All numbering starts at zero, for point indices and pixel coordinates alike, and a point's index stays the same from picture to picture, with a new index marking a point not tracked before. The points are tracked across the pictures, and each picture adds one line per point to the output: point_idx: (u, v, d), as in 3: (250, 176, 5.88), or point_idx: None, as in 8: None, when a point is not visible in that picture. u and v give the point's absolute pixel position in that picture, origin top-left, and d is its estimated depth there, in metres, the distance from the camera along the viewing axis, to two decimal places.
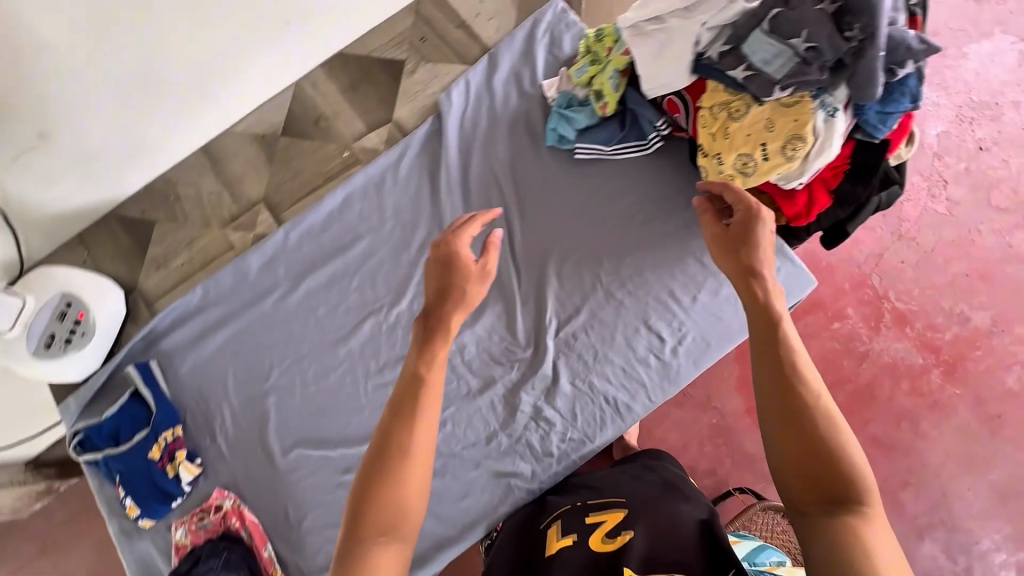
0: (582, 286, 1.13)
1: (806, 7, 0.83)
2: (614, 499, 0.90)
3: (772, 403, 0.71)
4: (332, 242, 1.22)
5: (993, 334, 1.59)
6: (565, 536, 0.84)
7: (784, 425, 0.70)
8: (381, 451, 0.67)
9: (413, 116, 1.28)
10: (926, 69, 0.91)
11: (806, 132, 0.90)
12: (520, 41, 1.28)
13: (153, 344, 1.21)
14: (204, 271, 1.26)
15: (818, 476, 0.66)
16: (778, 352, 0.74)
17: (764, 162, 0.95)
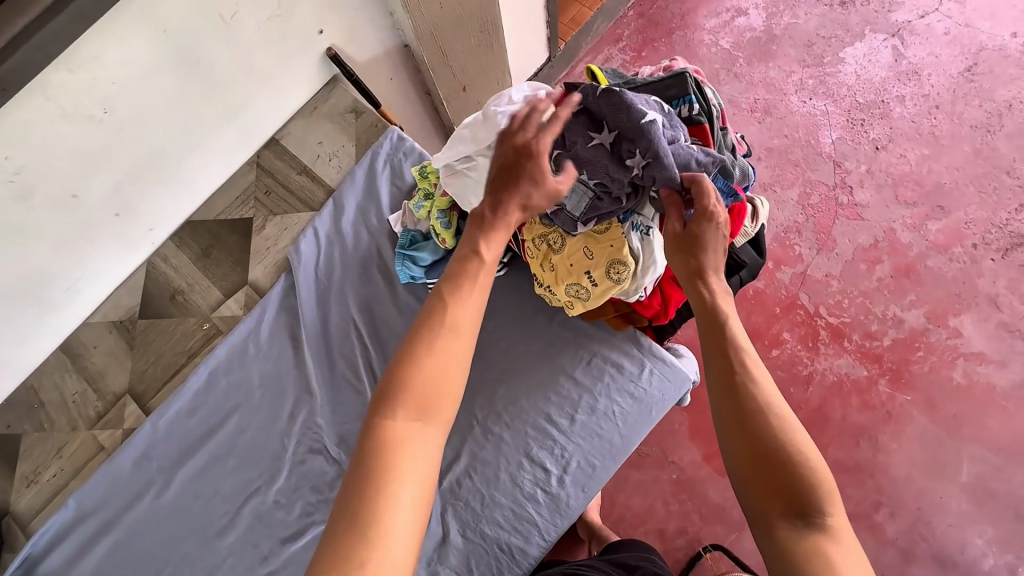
0: (456, 427, 1.09)
1: (580, 147, 0.84)
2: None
3: (723, 400, 0.69)
4: (201, 425, 1.18)
5: (929, 332, 1.61)
6: None
7: (736, 420, 0.67)
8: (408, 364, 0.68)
9: (267, 274, 1.26)
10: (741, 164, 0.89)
11: (624, 255, 0.89)
12: (361, 178, 1.27)
13: (30, 572, 1.13)
14: (77, 479, 1.21)
15: (774, 484, 0.62)
16: (731, 344, 0.72)
17: (595, 287, 0.93)
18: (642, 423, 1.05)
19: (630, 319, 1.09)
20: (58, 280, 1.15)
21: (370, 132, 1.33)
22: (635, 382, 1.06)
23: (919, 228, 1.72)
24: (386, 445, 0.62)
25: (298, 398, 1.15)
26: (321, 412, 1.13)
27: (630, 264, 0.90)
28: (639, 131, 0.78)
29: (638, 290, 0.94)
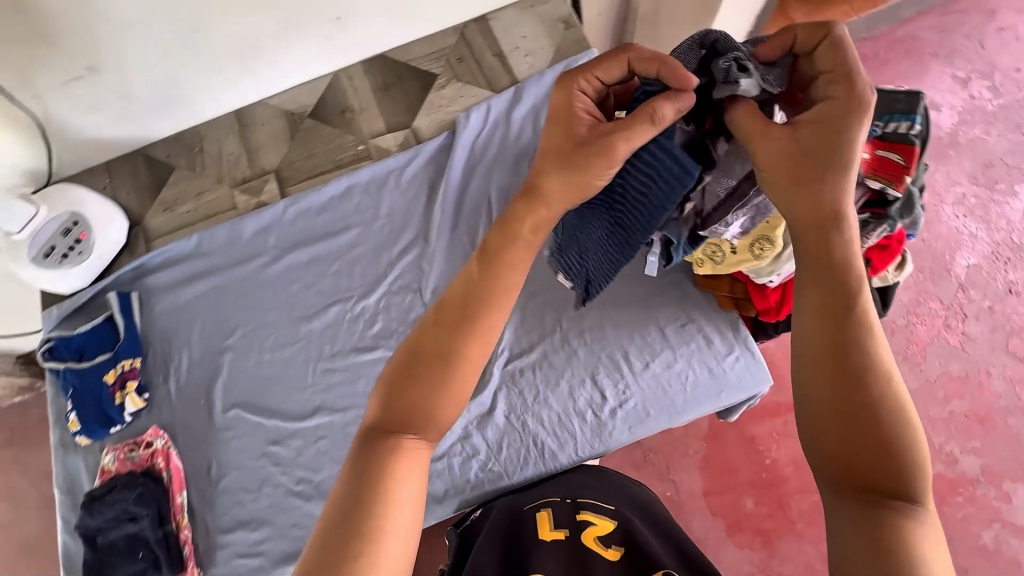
0: (541, 325, 1.15)
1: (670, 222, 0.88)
2: (605, 505, 0.93)
3: (818, 378, 0.60)
4: (324, 225, 1.28)
5: (978, 485, 1.44)
6: (558, 530, 0.86)
7: (835, 399, 0.58)
8: (400, 388, 0.62)
9: (431, 128, 1.34)
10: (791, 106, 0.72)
11: (776, 236, 0.88)
12: (548, 80, 1.33)
13: (140, 278, 1.28)
14: (204, 222, 1.33)
15: (862, 466, 0.56)
16: (843, 319, 0.61)
17: (732, 255, 0.96)
18: (707, 400, 1.09)
19: (738, 305, 1.11)
20: (261, 52, 1.26)
21: (572, 46, 1.38)
22: (717, 361, 1.10)
23: (1020, 383, 1.51)
24: (386, 468, 0.59)
25: (417, 241, 1.25)
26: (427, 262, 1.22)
27: (778, 246, 0.90)
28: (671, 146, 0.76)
29: (771, 274, 0.95)
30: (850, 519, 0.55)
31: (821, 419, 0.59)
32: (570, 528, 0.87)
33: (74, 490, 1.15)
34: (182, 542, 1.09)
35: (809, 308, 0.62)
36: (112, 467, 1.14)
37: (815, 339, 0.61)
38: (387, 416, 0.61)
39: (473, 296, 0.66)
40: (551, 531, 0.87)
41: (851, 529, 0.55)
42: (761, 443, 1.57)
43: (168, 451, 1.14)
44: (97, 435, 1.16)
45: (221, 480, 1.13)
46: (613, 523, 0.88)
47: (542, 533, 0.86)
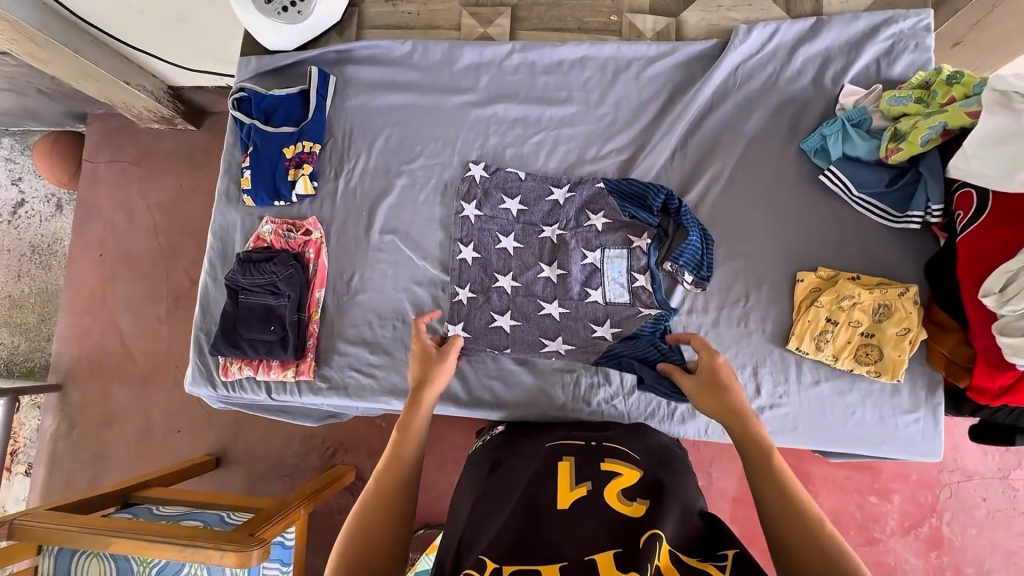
0: (725, 292, 1.05)
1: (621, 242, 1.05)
2: (625, 453, 0.83)
3: (790, 543, 0.64)
4: (542, 89, 1.15)
5: None
6: (579, 486, 0.73)
7: (811, 561, 0.61)
8: (358, 539, 0.69)
9: (699, 27, 1.15)
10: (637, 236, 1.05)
11: (917, 330, 0.95)
12: (860, 24, 1.08)
13: (342, 64, 1.21)
14: (420, 33, 1.22)
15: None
16: (783, 487, 0.68)
17: (886, 353, 0.97)
18: (857, 443, 1.00)
19: (948, 368, 0.97)
20: None
21: None
22: (892, 413, 1.00)
23: None
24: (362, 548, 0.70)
25: (630, 145, 1.12)
26: (636, 171, 1.10)
27: (918, 337, 0.96)
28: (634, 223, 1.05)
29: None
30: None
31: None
32: (593, 480, 0.75)
33: (225, 240, 1.17)
34: (308, 333, 1.11)
35: (753, 481, 0.71)
36: (268, 238, 1.14)
37: (775, 517, 0.66)
38: (359, 552, 0.68)
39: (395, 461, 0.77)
40: (570, 491, 0.73)
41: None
42: (814, 484, 1.47)
43: (320, 246, 1.13)
44: (261, 202, 1.16)
45: (358, 294, 1.13)
46: (638, 474, 0.77)
47: (560, 497, 0.72)
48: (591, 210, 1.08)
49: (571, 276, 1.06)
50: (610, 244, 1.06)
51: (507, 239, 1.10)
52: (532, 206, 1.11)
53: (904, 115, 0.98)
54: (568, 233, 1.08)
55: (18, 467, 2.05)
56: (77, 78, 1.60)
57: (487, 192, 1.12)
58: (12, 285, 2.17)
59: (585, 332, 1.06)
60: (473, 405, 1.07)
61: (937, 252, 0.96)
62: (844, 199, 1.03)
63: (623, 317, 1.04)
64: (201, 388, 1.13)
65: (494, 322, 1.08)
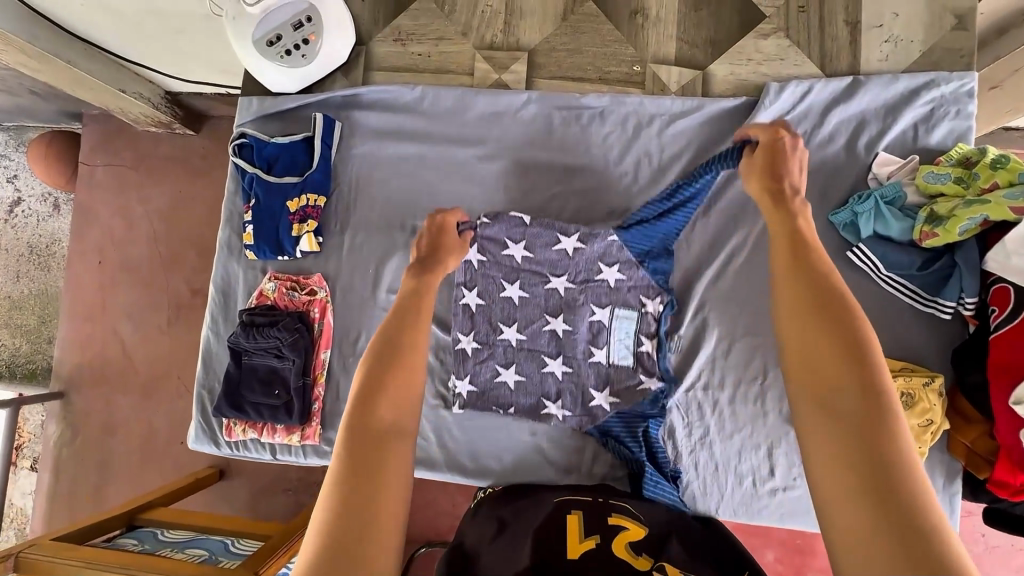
0: (742, 368, 1.02)
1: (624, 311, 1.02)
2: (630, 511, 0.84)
3: (821, 389, 0.57)
4: (559, 143, 1.09)
5: None
6: (589, 537, 0.73)
7: (844, 409, 0.55)
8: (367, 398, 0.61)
9: (728, 80, 1.08)
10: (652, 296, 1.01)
11: (939, 423, 0.93)
12: (898, 87, 1.02)
13: (348, 109, 1.15)
14: (431, 76, 1.15)
15: (860, 456, 0.52)
16: (833, 335, 0.60)
17: (908, 444, 0.94)
18: None
19: (969, 459, 0.94)
20: None
21: (949, 55, 1.03)
22: None
23: None
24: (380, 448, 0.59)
25: None
26: None
27: (939, 429, 0.93)
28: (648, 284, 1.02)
29: None
30: (845, 511, 0.50)
31: (835, 420, 0.55)
32: (602, 532, 0.75)
33: (227, 294, 1.14)
34: (313, 396, 1.08)
35: (803, 312, 0.63)
36: (270, 295, 1.10)
37: (816, 363, 0.59)
38: (361, 419, 0.60)
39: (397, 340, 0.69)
40: (579, 543, 0.72)
41: (849, 510, 0.50)
42: None
43: (325, 305, 1.10)
44: (264, 256, 1.12)
45: (364, 356, 1.09)
46: (644, 531, 0.78)
47: (571, 548, 0.71)
48: (602, 263, 1.03)
49: (574, 333, 1.04)
50: (620, 304, 1.02)
51: (512, 287, 1.05)
52: (540, 255, 1.04)
53: (941, 195, 0.94)
54: (575, 288, 1.04)
55: (25, 461, 2.02)
56: (71, 87, 1.53)
57: (494, 237, 1.05)
58: (12, 285, 2.09)
59: (583, 397, 1.03)
60: (480, 476, 1.05)
61: (966, 342, 0.93)
62: (873, 278, 0.99)
63: (624, 386, 1.02)
64: (204, 446, 1.11)
65: (496, 375, 1.05)
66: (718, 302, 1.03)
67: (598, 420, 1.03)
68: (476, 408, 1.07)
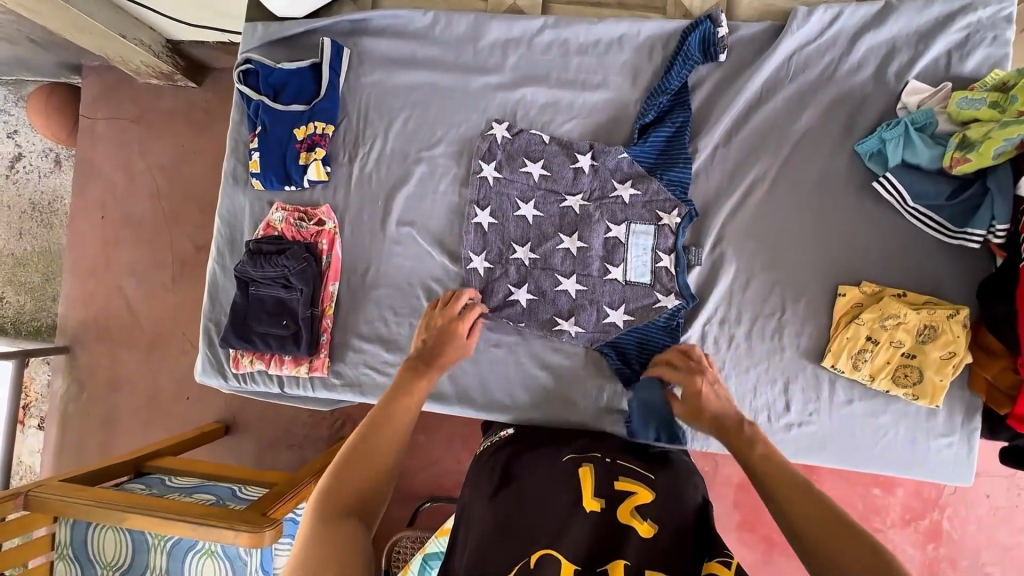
0: (760, 303, 1.00)
1: (638, 224, 1.01)
2: (640, 473, 0.80)
3: (788, 489, 0.65)
4: (576, 71, 1.05)
5: None
6: (596, 498, 0.72)
7: (813, 503, 0.62)
8: (340, 484, 0.65)
9: (753, 8, 1.04)
10: (668, 206, 1.00)
11: (962, 357, 0.91)
12: (932, 11, 0.98)
13: (356, 36, 1.11)
14: (442, 3, 1.11)
15: (854, 543, 0.57)
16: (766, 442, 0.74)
17: (929, 378, 0.93)
18: (886, 464, 0.97)
19: (989, 393, 0.93)
20: None
21: None
22: (925, 436, 0.96)
23: None
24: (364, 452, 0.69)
25: None
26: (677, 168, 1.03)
27: (961, 363, 0.91)
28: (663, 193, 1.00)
29: None
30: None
31: (814, 513, 0.61)
32: (609, 495, 0.73)
33: (233, 226, 1.11)
34: (321, 329, 1.06)
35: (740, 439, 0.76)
36: (278, 226, 1.08)
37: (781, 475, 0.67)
38: (337, 494, 0.64)
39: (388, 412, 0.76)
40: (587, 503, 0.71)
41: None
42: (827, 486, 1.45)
43: (333, 236, 1.07)
44: (270, 186, 1.09)
45: (374, 289, 1.07)
46: (653, 493, 0.75)
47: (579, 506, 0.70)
48: (618, 179, 1.02)
49: (588, 250, 1.02)
50: (636, 219, 1.01)
51: (527, 205, 1.04)
52: (555, 173, 1.03)
53: (974, 121, 0.90)
54: (591, 205, 1.02)
55: (31, 421, 2.02)
56: (69, 27, 1.48)
57: (510, 155, 1.04)
58: (15, 243, 2.06)
59: (598, 314, 1.02)
60: (490, 410, 1.04)
61: (994, 272, 0.91)
62: (898, 209, 0.96)
63: (640, 304, 1.01)
64: (212, 380, 1.10)
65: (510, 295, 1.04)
66: (738, 235, 1.01)
67: (612, 339, 1.02)
68: (488, 344, 1.05)
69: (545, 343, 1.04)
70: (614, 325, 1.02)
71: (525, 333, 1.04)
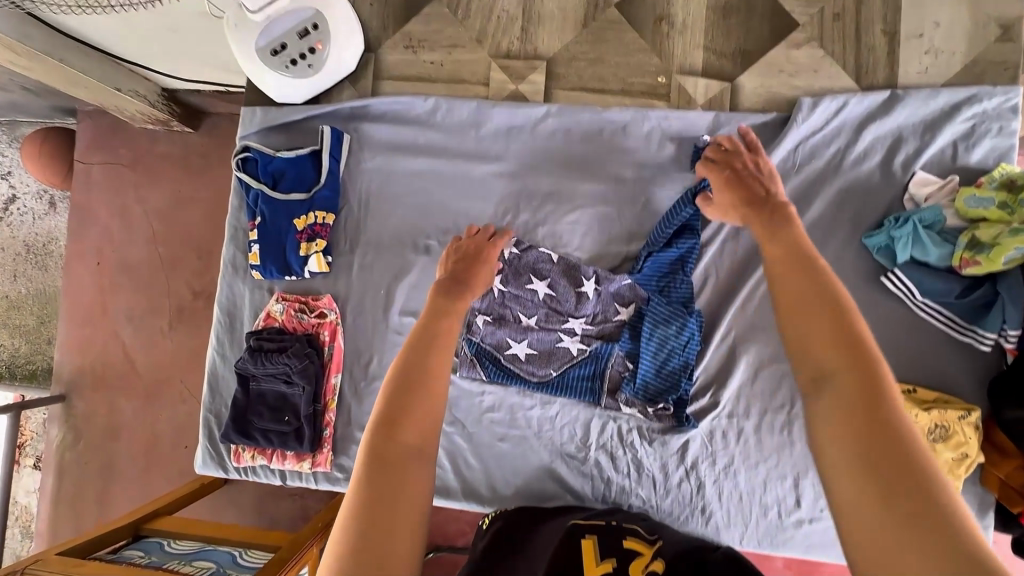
0: (771, 395, 0.98)
1: (632, 357, 0.99)
2: (643, 536, 0.81)
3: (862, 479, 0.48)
4: (579, 158, 1.04)
5: None
6: (605, 559, 0.70)
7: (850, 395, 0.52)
8: (391, 412, 0.60)
9: (758, 95, 1.03)
10: (669, 345, 0.97)
11: (970, 461, 0.90)
12: (939, 101, 0.97)
13: (357, 120, 1.09)
14: (444, 87, 1.10)
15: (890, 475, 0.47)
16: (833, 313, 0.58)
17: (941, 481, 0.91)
18: None
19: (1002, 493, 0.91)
20: None
21: (994, 67, 0.98)
22: None
23: None
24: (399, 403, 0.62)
25: None
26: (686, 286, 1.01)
27: (969, 467, 0.90)
28: (663, 326, 0.97)
29: None
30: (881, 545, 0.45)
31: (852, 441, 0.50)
32: (617, 558, 0.72)
33: (233, 314, 1.09)
34: (324, 423, 1.05)
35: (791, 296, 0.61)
36: (278, 317, 1.06)
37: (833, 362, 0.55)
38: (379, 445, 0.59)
39: (430, 336, 0.68)
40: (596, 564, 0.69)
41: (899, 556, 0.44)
42: None
43: (336, 328, 1.06)
44: (270, 275, 1.08)
45: (376, 380, 1.06)
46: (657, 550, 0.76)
47: (586, 569, 0.68)
48: (620, 303, 1.00)
49: (586, 380, 1.01)
50: (629, 350, 1.00)
51: (522, 344, 1.02)
52: (559, 292, 1.01)
53: (982, 221, 0.90)
54: (592, 330, 1.01)
55: (28, 460, 1.98)
56: (66, 85, 1.45)
57: (517, 269, 1.02)
58: (9, 285, 2.03)
59: (599, 429, 1.02)
60: (495, 503, 1.02)
61: (1005, 373, 0.90)
62: (907, 304, 0.95)
63: (644, 427, 1.01)
64: (212, 471, 1.08)
65: (515, 389, 1.03)
66: (745, 326, 0.99)
67: (619, 433, 1.01)
68: (493, 436, 1.03)
69: (551, 434, 1.02)
70: (621, 419, 1.01)
71: (530, 424, 1.03)
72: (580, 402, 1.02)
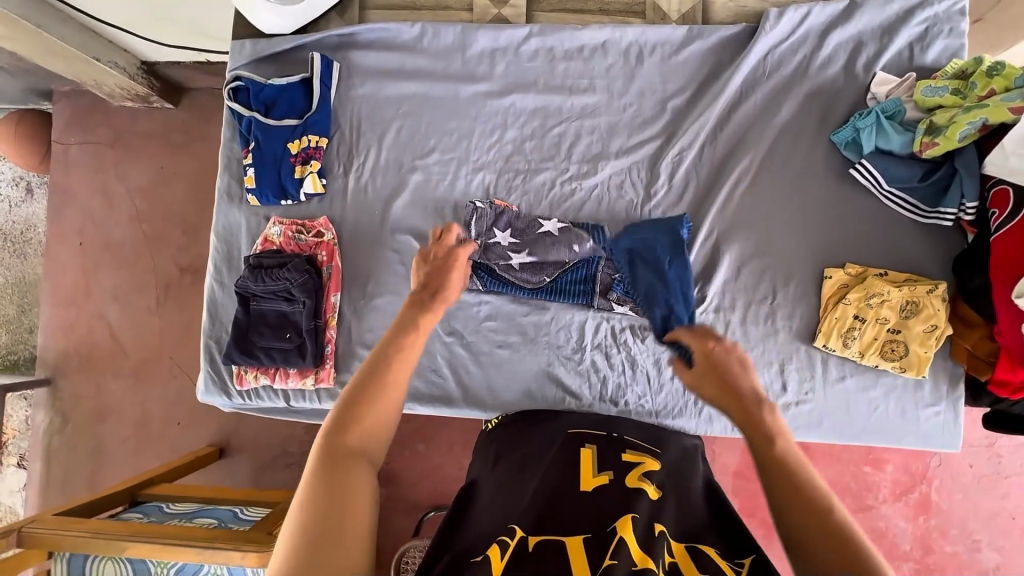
0: (754, 288, 1.04)
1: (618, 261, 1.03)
2: (645, 446, 0.81)
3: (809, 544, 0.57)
4: (562, 75, 1.09)
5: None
6: (601, 474, 0.72)
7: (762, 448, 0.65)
8: (340, 425, 0.62)
9: (726, 10, 1.09)
10: (653, 249, 1.01)
11: (940, 331, 0.96)
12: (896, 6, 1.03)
13: (345, 49, 1.12)
14: (428, 15, 1.14)
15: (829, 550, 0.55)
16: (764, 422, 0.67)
17: (916, 355, 0.98)
18: (878, 435, 1.02)
19: (969, 362, 0.98)
20: None
21: None
22: (914, 407, 1.01)
23: None
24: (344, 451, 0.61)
25: (658, 137, 1.07)
26: (670, 191, 1.06)
27: (940, 337, 0.97)
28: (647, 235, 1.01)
29: None
30: None
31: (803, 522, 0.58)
32: (613, 468, 0.73)
33: (230, 242, 1.11)
34: (325, 339, 1.07)
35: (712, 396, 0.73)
36: (276, 240, 1.09)
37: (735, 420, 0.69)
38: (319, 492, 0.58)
39: (374, 375, 0.67)
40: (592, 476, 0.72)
41: None
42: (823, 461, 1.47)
43: (333, 248, 1.08)
44: (266, 201, 1.10)
45: (376, 298, 1.08)
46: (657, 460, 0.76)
47: (583, 481, 0.71)
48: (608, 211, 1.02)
49: (579, 283, 1.06)
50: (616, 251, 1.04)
51: (518, 254, 1.04)
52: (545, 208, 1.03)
53: (939, 108, 0.96)
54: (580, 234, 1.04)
55: (10, 459, 1.87)
56: (41, 54, 1.45)
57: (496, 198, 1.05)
58: None
59: (593, 331, 1.06)
60: (497, 409, 1.05)
61: (967, 249, 0.97)
62: (875, 193, 1.02)
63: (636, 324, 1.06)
64: (215, 398, 1.09)
65: (511, 296, 1.07)
66: (727, 225, 1.05)
67: (611, 333, 1.06)
68: (491, 345, 1.07)
69: (547, 338, 1.06)
70: (614, 319, 1.06)
71: (527, 330, 1.06)
72: (574, 305, 1.06)
